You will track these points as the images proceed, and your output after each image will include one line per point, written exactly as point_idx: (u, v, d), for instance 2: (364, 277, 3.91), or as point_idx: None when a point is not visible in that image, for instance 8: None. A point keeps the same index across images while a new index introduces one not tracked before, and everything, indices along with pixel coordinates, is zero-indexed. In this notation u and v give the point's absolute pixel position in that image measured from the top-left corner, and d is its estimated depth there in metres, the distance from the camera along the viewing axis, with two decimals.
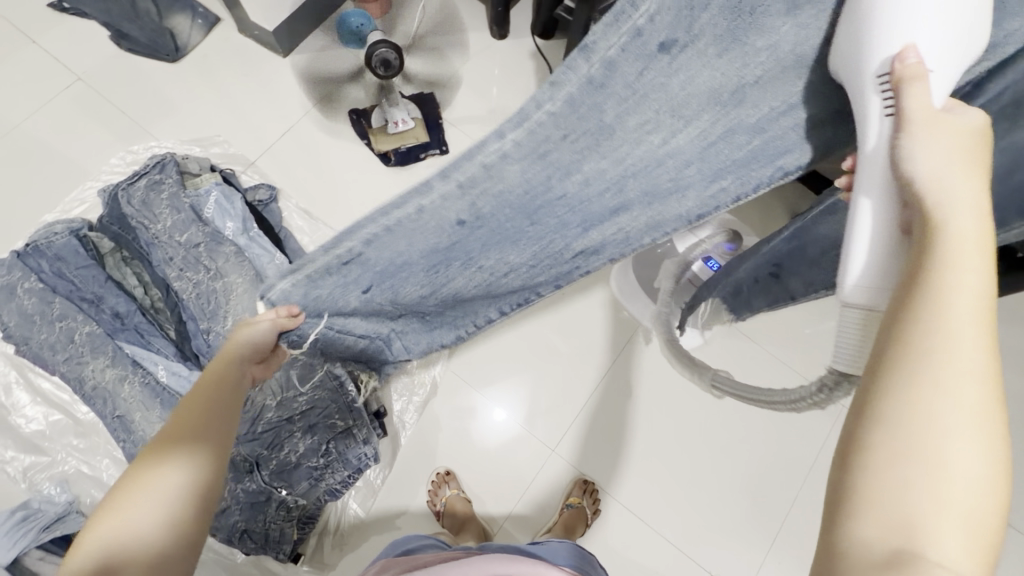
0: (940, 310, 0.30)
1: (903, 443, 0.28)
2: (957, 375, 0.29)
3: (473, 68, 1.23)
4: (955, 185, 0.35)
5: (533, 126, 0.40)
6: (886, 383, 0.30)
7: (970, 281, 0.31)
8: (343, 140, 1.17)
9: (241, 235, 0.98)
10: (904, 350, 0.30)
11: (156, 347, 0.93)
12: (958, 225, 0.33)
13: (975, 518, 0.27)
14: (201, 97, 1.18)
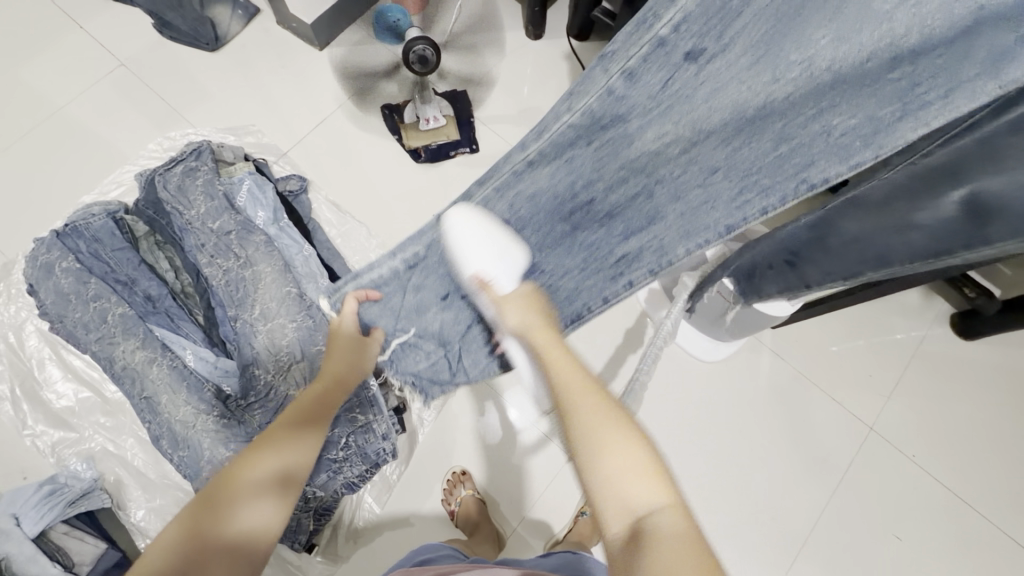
0: (569, 386, 0.48)
1: (592, 460, 0.43)
2: (584, 397, 0.47)
3: (507, 67, 1.22)
4: (523, 323, 0.59)
5: (553, 134, 0.51)
6: (576, 431, 0.45)
7: (564, 367, 0.50)
8: (374, 134, 1.17)
9: (271, 225, 1.00)
10: (567, 396, 0.47)
11: (184, 332, 0.94)
12: (540, 342, 0.55)
13: (643, 470, 0.42)
14: (237, 87, 1.19)
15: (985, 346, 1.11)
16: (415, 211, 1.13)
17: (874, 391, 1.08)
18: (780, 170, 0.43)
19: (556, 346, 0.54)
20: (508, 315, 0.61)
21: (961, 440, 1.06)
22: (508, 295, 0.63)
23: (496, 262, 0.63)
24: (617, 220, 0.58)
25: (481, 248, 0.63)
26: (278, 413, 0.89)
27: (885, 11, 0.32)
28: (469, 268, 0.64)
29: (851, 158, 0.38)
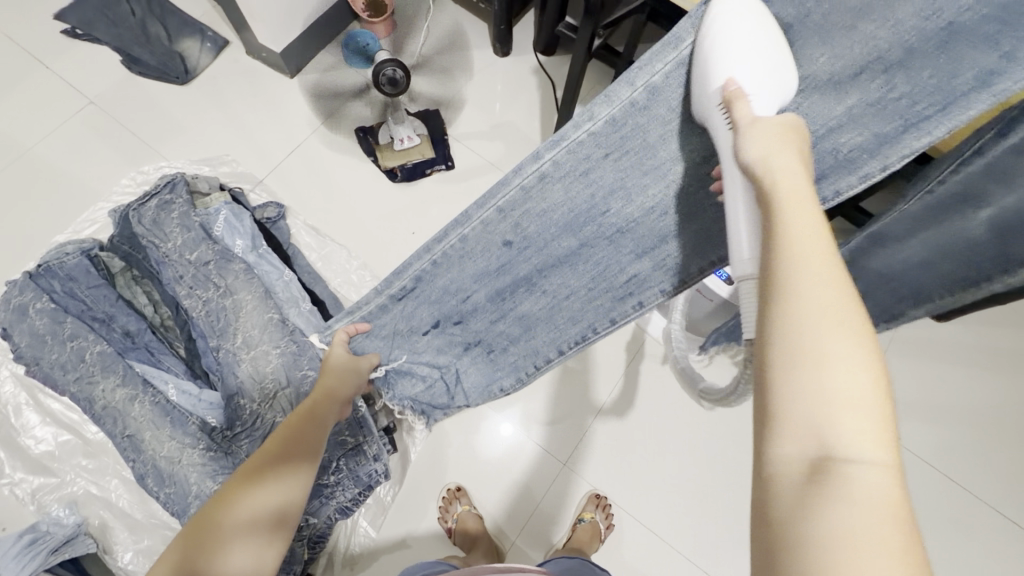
0: (794, 249, 0.33)
1: (806, 369, 0.29)
2: (811, 300, 0.31)
3: (477, 85, 1.24)
4: (791, 165, 0.37)
5: (573, 144, 0.55)
6: (772, 323, 0.31)
7: (808, 224, 0.34)
8: (350, 157, 1.18)
9: (250, 252, 0.99)
10: (773, 288, 0.32)
11: (166, 365, 0.94)
12: (779, 193, 0.36)
13: (862, 413, 0.28)
14: (209, 118, 1.20)
15: (957, 326, 1.14)
16: (395, 230, 1.14)
17: None
18: (800, 185, 0.53)
19: (804, 183, 0.36)
20: (746, 141, 0.40)
21: (943, 420, 1.08)
22: (761, 120, 0.41)
23: (765, 84, 0.44)
24: (627, 235, 0.61)
25: (735, 44, 0.43)
26: (266, 441, 0.88)
27: (872, 29, 0.42)
28: (717, 74, 0.44)
29: (822, 186, 0.52)
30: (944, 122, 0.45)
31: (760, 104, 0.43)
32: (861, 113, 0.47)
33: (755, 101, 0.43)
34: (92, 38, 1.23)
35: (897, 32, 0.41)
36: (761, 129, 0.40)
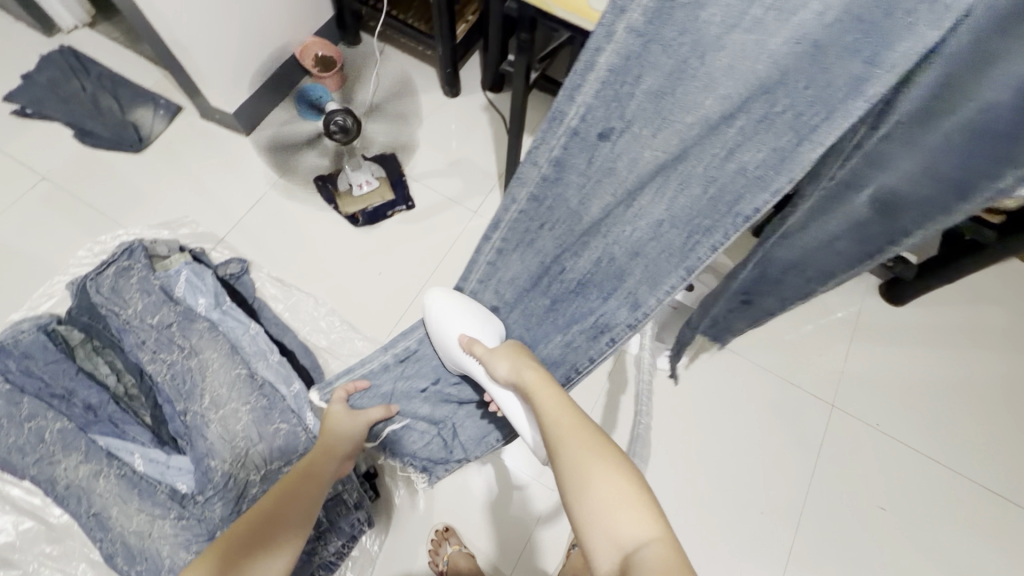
0: (559, 423, 0.56)
1: (578, 490, 0.49)
2: (578, 450, 0.52)
3: (431, 126, 1.29)
4: (516, 365, 0.66)
5: (510, 221, 0.63)
6: (564, 473, 0.51)
7: (549, 397, 0.60)
8: (311, 206, 1.19)
9: (213, 310, 0.98)
10: (558, 453, 0.53)
11: (130, 436, 0.89)
12: (531, 385, 0.62)
13: (628, 508, 0.46)
14: (166, 182, 1.20)
15: (915, 309, 1.18)
16: (362, 274, 1.14)
17: (827, 369, 1.12)
18: (714, 211, 0.51)
19: (535, 372, 0.64)
20: (495, 364, 0.67)
21: (915, 400, 1.11)
22: (496, 347, 0.70)
23: (481, 320, 0.72)
24: (590, 285, 0.67)
25: (464, 320, 0.72)
26: (241, 502, 0.85)
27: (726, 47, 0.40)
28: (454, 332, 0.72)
29: (735, 209, 0.50)
30: (826, 133, 0.41)
31: (488, 340, 0.72)
32: (753, 130, 0.44)
33: (482, 336, 0.72)
34: (44, 116, 1.24)
35: (766, 54, 0.40)
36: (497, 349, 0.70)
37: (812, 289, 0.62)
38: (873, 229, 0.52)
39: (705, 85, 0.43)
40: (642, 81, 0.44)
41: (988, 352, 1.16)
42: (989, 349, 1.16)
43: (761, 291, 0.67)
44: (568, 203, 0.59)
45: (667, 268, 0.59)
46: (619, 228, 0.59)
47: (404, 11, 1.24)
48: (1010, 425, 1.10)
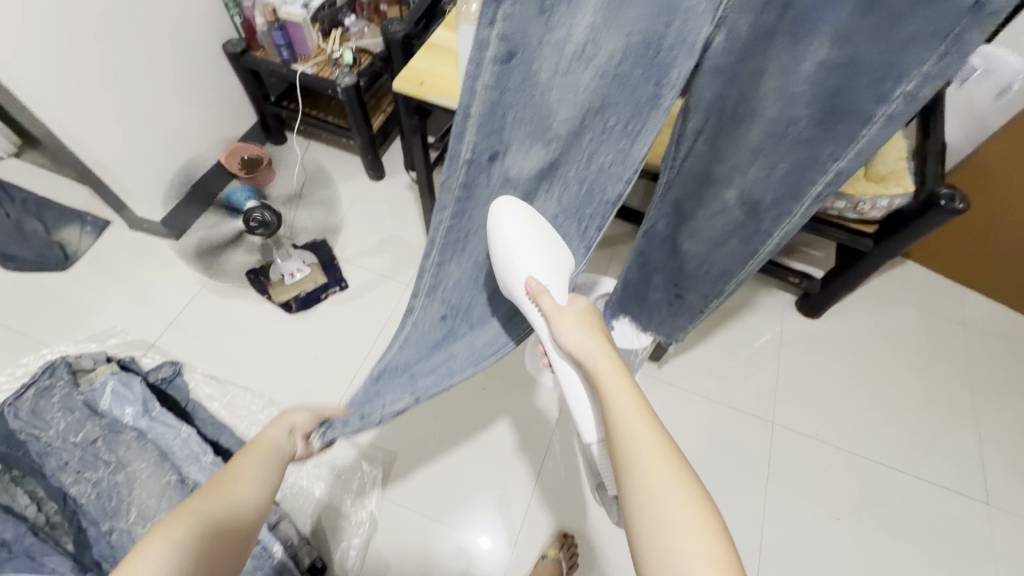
0: (631, 428, 0.50)
1: (641, 508, 0.46)
2: (654, 468, 0.47)
3: (359, 209, 1.35)
4: (594, 351, 0.57)
5: (441, 240, 0.58)
6: (629, 493, 0.47)
7: (623, 394, 0.52)
8: (244, 300, 1.21)
9: (141, 418, 0.96)
10: (625, 459, 0.48)
11: (50, 566, 0.76)
12: (600, 374, 0.55)
13: (708, 559, 0.43)
14: (93, 295, 1.20)
15: (829, 320, 1.27)
16: (300, 358, 1.15)
17: (762, 387, 1.17)
18: (592, 201, 0.62)
19: (606, 360, 0.56)
20: (560, 330, 0.59)
21: (848, 405, 1.16)
22: (564, 308, 0.60)
23: (557, 276, 0.62)
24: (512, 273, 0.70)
25: (535, 254, 0.59)
26: None
27: (571, 89, 0.48)
28: (522, 272, 0.60)
29: (606, 197, 0.61)
30: (646, 138, 0.53)
31: (559, 293, 0.62)
32: (600, 140, 0.54)
33: (555, 288, 0.62)
34: None
35: (583, 88, 0.48)
36: (568, 312, 0.60)
37: (718, 281, 0.71)
38: (744, 231, 0.63)
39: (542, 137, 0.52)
40: (506, 117, 0.48)
41: (902, 348, 1.24)
42: (902, 346, 1.24)
43: (688, 285, 0.75)
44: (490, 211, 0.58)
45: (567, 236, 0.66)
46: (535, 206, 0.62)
47: (320, 110, 1.34)
48: (937, 416, 1.16)
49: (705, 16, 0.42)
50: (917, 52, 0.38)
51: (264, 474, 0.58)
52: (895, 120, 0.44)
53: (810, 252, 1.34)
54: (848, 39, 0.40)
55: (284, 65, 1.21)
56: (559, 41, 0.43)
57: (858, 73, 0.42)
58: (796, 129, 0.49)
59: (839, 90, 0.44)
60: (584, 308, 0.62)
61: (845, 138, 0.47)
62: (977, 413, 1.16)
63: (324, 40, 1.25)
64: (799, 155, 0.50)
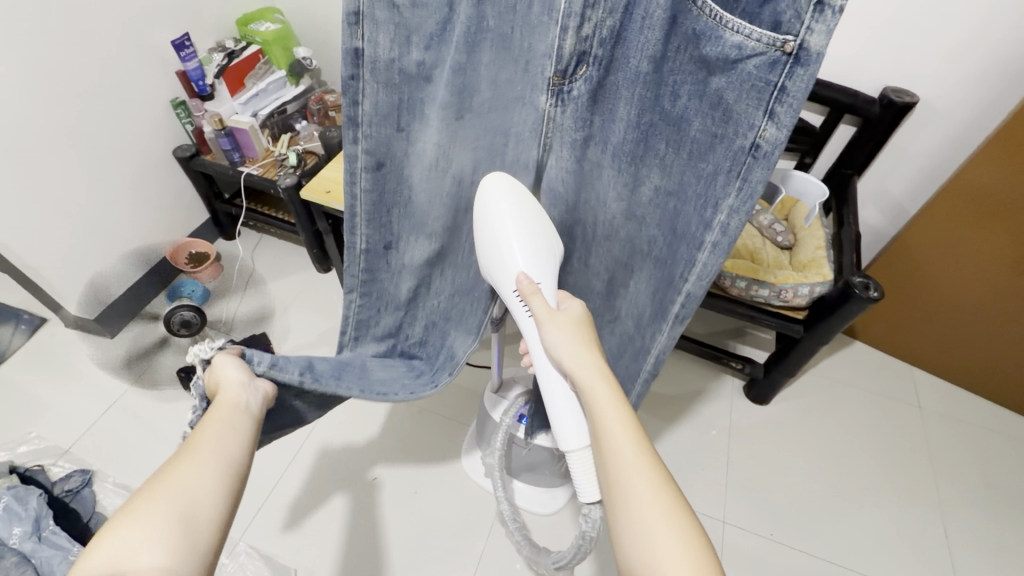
0: (623, 452, 0.42)
1: (635, 554, 0.39)
2: (646, 498, 0.40)
3: (303, 302, 1.35)
4: (591, 369, 0.47)
5: (352, 315, 0.64)
6: (619, 529, 0.40)
7: (618, 412, 0.45)
8: (172, 400, 1.16)
9: (27, 539, 0.87)
10: (614, 487, 0.42)
11: None
12: (594, 395, 0.46)
13: None
14: (13, 399, 1.15)
15: (778, 403, 1.24)
16: None
17: (712, 481, 1.11)
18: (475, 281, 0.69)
19: (603, 383, 0.46)
20: (552, 339, 0.50)
21: (809, 499, 1.09)
22: (559, 312, 0.51)
23: (549, 273, 0.53)
24: (425, 335, 0.71)
25: (536, 246, 0.52)
26: None
27: (440, 188, 0.56)
28: (511, 267, 0.52)
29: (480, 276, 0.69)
30: None
31: (550, 294, 0.53)
32: None
33: (546, 285, 0.53)
34: None
35: (446, 192, 0.56)
36: (562, 317, 0.51)
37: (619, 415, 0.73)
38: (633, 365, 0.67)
39: (422, 233, 0.60)
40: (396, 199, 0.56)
41: (862, 435, 1.19)
42: (861, 432, 1.19)
43: None
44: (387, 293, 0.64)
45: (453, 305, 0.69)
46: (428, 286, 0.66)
47: (272, 208, 1.41)
48: (897, 502, 1.10)
49: (529, 139, 0.53)
50: (722, 185, 0.43)
51: (231, 433, 0.44)
52: (723, 248, 0.46)
53: (757, 334, 1.33)
54: (673, 170, 0.46)
55: (231, 166, 1.27)
56: (419, 154, 0.52)
57: (687, 197, 0.47)
58: (656, 246, 0.53)
59: (677, 213, 0.49)
60: (579, 315, 0.52)
61: (686, 263, 0.50)
62: (938, 498, 1.11)
63: (272, 143, 1.30)
64: (660, 271, 0.54)
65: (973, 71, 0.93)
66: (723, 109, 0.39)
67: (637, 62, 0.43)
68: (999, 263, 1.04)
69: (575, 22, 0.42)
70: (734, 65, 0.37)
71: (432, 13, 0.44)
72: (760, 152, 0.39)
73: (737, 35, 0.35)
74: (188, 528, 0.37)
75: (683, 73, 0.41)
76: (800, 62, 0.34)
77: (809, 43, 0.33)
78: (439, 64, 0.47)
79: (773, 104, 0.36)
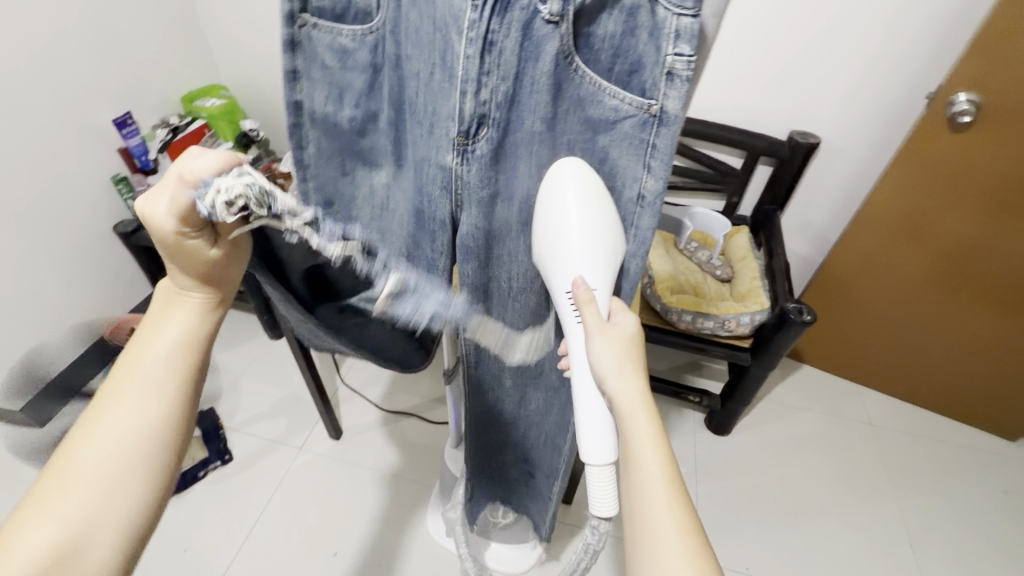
0: (653, 492, 0.42)
1: None
2: (667, 544, 0.40)
3: (255, 371, 1.30)
4: (635, 399, 0.44)
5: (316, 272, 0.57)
6: (632, 557, 0.42)
7: (655, 454, 0.43)
8: None
9: None
10: (639, 520, 0.42)
11: None
12: (634, 424, 0.43)
13: None
14: None
15: (740, 434, 1.26)
16: (163, 553, 1.00)
17: None
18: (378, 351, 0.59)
19: (646, 415, 0.44)
20: (600, 355, 0.44)
21: (778, 526, 1.10)
22: (609, 325, 0.45)
23: (609, 279, 0.45)
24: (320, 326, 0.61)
25: (592, 244, 0.43)
26: None
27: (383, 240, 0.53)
28: (568, 269, 0.44)
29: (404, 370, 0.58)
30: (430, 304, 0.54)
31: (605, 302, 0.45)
32: None
33: (603, 293, 0.45)
34: None
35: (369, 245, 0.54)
36: (616, 333, 0.45)
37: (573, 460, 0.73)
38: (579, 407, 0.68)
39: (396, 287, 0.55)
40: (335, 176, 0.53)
41: (819, 456, 1.22)
42: (819, 453, 1.23)
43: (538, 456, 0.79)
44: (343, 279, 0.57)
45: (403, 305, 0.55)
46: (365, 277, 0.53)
47: None
48: (863, 523, 1.11)
49: (440, 199, 0.47)
50: None
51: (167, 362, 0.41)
52: (626, 295, 0.50)
53: (712, 366, 1.37)
54: None
55: None
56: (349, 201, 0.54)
57: None
58: None
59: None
60: (632, 333, 0.46)
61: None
62: (900, 512, 1.13)
63: None
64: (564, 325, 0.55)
65: (861, 114, 1.05)
66: (609, 163, 0.44)
67: (530, 123, 0.42)
68: (931, 277, 1.11)
69: (473, 89, 0.40)
70: (613, 125, 0.41)
71: (359, 75, 0.47)
72: (645, 201, 0.44)
73: (613, 100, 0.40)
74: (106, 505, 0.37)
75: (574, 134, 0.43)
76: (664, 122, 0.39)
77: (667, 108, 0.38)
78: (371, 116, 0.50)
79: (649, 159, 0.41)
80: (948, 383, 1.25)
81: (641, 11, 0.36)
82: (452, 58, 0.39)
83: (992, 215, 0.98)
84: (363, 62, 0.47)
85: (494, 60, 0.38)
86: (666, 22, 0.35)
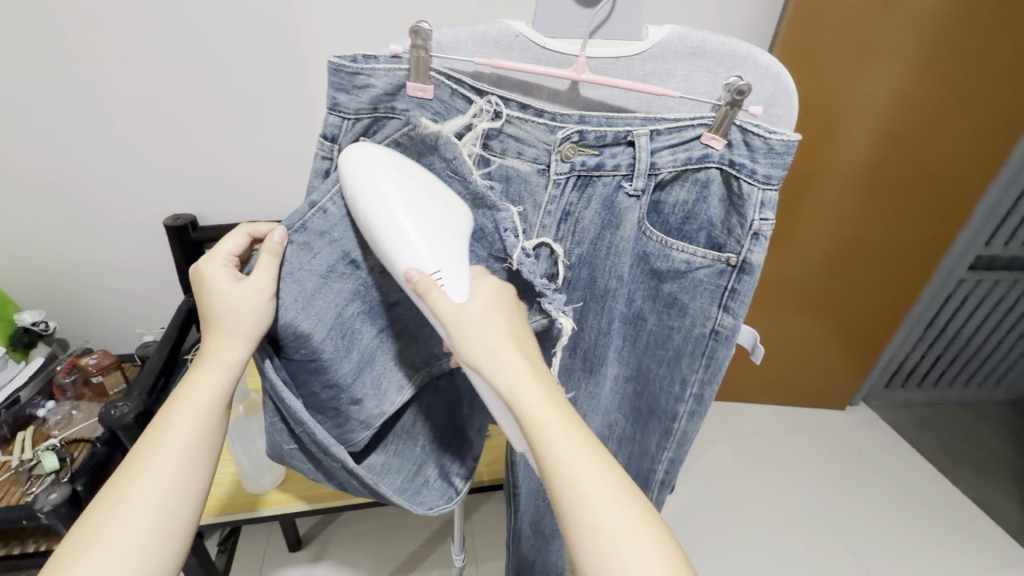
0: (562, 453, 0.33)
1: (590, 553, 0.32)
2: (597, 507, 0.33)
3: None
4: (521, 368, 0.34)
5: (338, 343, 0.43)
6: (568, 529, 0.33)
7: (552, 410, 0.34)
8: None
9: None
10: (559, 489, 0.33)
11: None
12: (539, 416, 0.33)
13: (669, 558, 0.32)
14: None
15: (683, 491, 1.30)
16: None
17: None
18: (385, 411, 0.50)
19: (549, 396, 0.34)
20: (461, 343, 0.34)
21: (749, 560, 1.16)
22: (465, 311, 0.35)
23: (455, 261, 0.36)
24: (313, 393, 0.45)
25: (430, 222, 0.35)
26: None
27: (395, 349, 0.48)
28: (394, 263, 0.35)
29: (419, 439, 0.54)
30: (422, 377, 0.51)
31: (457, 293, 0.35)
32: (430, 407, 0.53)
33: (452, 282, 0.35)
34: None
35: (394, 353, 0.48)
36: (475, 321, 0.35)
37: None
38: None
39: (442, 350, 0.50)
40: (288, 402, 0.41)
41: (746, 477, 1.34)
42: (744, 474, 1.35)
43: None
44: (335, 401, 0.46)
45: (427, 449, 0.54)
46: (355, 481, 0.46)
47: None
48: (803, 530, 1.23)
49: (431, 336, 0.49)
50: (688, 365, 0.44)
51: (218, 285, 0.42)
52: (699, 418, 0.46)
53: None
54: (630, 358, 0.48)
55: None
56: (349, 346, 0.44)
57: (651, 381, 0.47)
58: (620, 427, 0.52)
59: (643, 392, 0.48)
60: (494, 304, 0.36)
61: (663, 436, 0.48)
62: (822, 508, 1.28)
63: (5, 450, 0.84)
64: (634, 450, 0.52)
65: None
66: (681, 308, 0.42)
67: (608, 281, 0.42)
68: (786, 305, 1.30)
69: (553, 230, 0.40)
70: (685, 274, 0.41)
71: (357, 211, 0.40)
72: (722, 336, 0.42)
73: (684, 253, 0.40)
74: (169, 480, 0.39)
75: (636, 285, 0.43)
76: (745, 270, 0.39)
77: (752, 260, 0.38)
78: (369, 249, 0.42)
79: (729, 301, 0.40)
80: (794, 387, 1.49)
81: (713, 182, 0.39)
82: (538, 192, 0.40)
83: (795, 249, 1.19)
84: (325, 265, 0.41)
85: (571, 226, 0.41)
86: (749, 194, 0.37)
